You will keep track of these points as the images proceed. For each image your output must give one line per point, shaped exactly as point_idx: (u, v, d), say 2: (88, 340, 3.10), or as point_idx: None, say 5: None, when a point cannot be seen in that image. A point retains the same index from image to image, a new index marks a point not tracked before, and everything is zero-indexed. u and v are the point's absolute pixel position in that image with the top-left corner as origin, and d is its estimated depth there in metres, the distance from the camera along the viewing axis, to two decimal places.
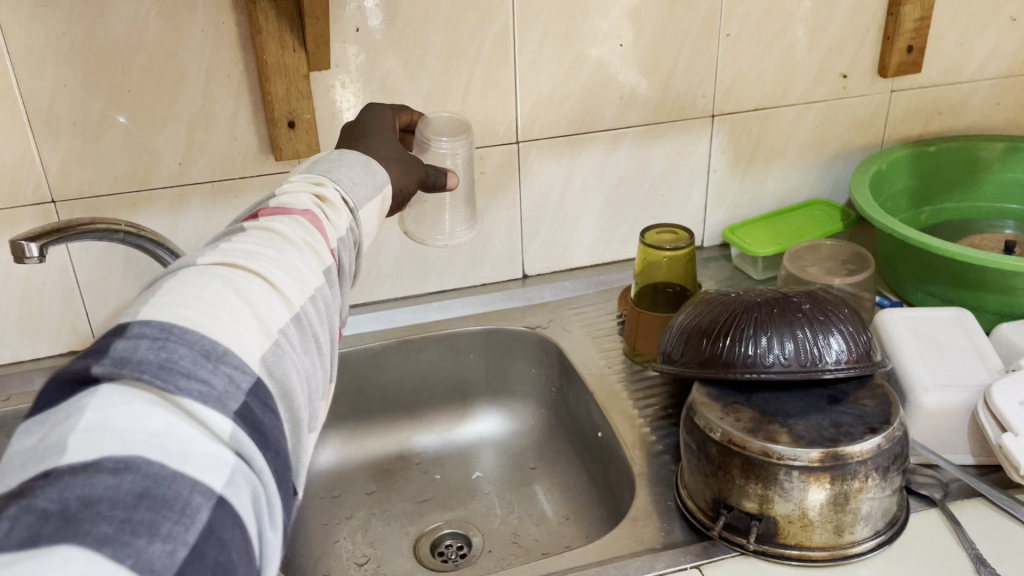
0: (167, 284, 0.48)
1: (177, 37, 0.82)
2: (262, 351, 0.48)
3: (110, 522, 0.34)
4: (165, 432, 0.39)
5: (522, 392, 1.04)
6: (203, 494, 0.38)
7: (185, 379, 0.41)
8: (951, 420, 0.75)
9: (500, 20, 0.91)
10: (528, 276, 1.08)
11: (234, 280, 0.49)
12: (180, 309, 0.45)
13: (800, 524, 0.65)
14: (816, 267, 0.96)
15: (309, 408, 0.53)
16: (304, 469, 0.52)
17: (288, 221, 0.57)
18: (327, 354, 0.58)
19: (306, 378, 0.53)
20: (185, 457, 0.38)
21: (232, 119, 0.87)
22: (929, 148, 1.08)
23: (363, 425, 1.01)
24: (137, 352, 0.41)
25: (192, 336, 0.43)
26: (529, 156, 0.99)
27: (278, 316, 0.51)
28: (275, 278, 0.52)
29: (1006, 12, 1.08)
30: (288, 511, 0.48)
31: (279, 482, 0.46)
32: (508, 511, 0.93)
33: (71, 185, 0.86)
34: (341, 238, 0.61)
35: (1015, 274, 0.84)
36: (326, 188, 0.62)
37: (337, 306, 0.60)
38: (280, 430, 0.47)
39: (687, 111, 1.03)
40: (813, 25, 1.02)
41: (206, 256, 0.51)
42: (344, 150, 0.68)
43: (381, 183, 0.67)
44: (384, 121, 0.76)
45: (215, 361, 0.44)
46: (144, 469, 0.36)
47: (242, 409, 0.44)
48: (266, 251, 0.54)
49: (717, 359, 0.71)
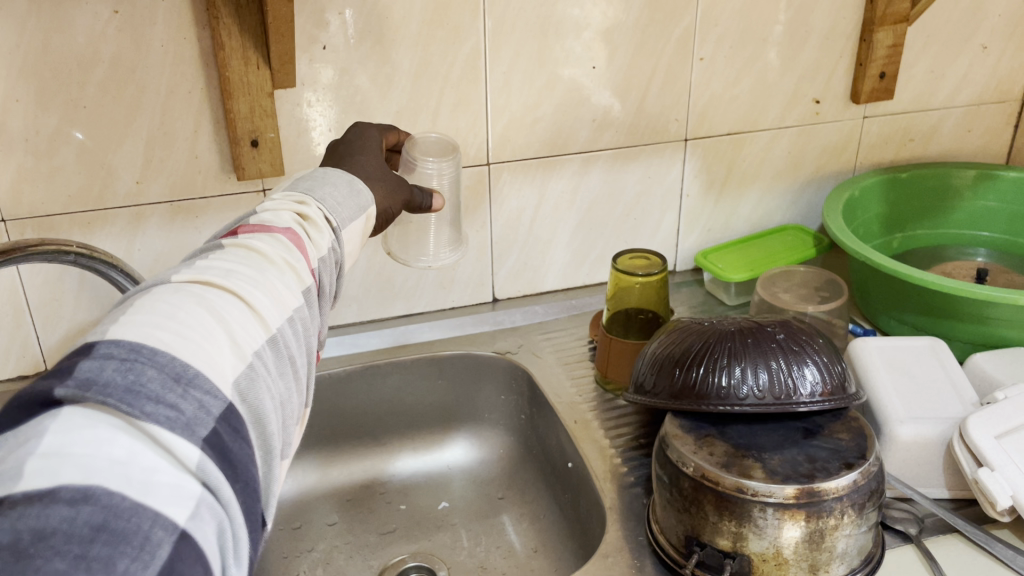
0: (137, 302, 0.45)
1: (137, 52, 0.79)
2: (236, 374, 0.45)
3: (64, 557, 0.31)
4: (128, 461, 0.36)
5: (491, 419, 1.02)
6: (165, 528, 0.35)
7: (152, 404, 0.38)
8: (926, 452, 0.74)
9: (471, 41, 0.89)
10: (498, 300, 1.06)
11: (209, 299, 0.47)
12: (150, 329, 0.42)
13: (775, 562, 0.63)
14: (789, 294, 0.95)
15: (282, 435, 0.50)
16: (275, 500, 0.48)
17: (267, 239, 0.55)
18: (304, 379, 0.55)
19: (280, 404, 0.50)
20: (147, 487, 0.35)
21: (193, 137, 0.85)
22: (902, 174, 1.08)
23: (326, 454, 0.98)
24: (103, 374, 0.38)
25: (162, 359, 0.41)
26: (500, 178, 0.97)
27: (253, 338, 0.48)
28: (252, 298, 0.49)
29: (976, 40, 1.09)
30: (255, 544, 0.45)
31: (247, 514, 0.43)
32: (475, 543, 0.91)
33: (23, 203, 0.82)
34: (322, 258, 0.58)
35: (990, 305, 0.83)
36: (308, 207, 0.60)
37: (316, 328, 0.57)
38: (251, 458, 0.44)
39: (660, 134, 1.02)
40: (787, 49, 1.01)
41: (180, 273, 0.49)
42: (329, 168, 0.66)
43: (365, 203, 0.64)
44: (370, 141, 0.73)
45: (185, 386, 0.41)
46: (103, 500, 0.33)
47: (212, 437, 0.41)
48: (244, 270, 0.51)
49: (690, 390, 0.69)
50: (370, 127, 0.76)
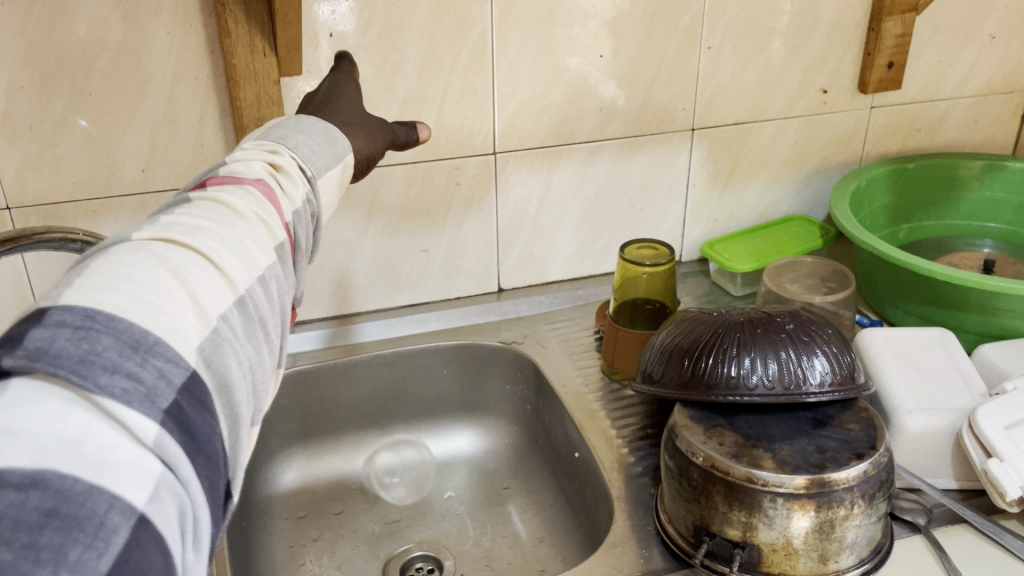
0: (93, 263, 0.42)
1: (141, 40, 0.79)
2: (200, 340, 0.42)
3: (9, 548, 0.29)
4: (82, 437, 0.33)
5: (496, 408, 1.02)
6: (123, 512, 0.33)
7: (108, 374, 0.36)
8: (935, 443, 0.74)
9: (478, 29, 0.88)
10: (503, 290, 1.06)
11: (171, 260, 0.44)
12: (107, 293, 0.39)
13: (785, 552, 0.63)
14: (795, 284, 0.95)
15: (252, 401, 0.48)
16: (242, 469, 0.46)
17: (238, 192, 0.53)
18: (276, 342, 0.52)
19: (250, 369, 0.47)
20: (103, 467, 0.33)
21: (199, 124, 0.84)
22: (909, 164, 1.08)
23: (332, 443, 0.98)
24: (55, 343, 0.35)
25: (118, 325, 0.38)
26: (506, 167, 0.97)
27: (219, 301, 0.45)
28: (217, 256, 0.46)
29: (984, 30, 1.08)
30: (217, 522, 0.42)
31: (210, 490, 0.40)
32: (481, 532, 0.91)
33: (28, 191, 0.82)
34: (297, 212, 0.57)
35: (999, 296, 0.83)
36: (281, 156, 0.58)
37: (290, 286, 0.55)
38: (215, 431, 0.41)
39: (666, 124, 1.01)
40: (794, 38, 1.01)
41: (142, 231, 0.46)
42: (302, 115, 0.64)
43: (341, 151, 0.63)
44: (346, 97, 0.71)
45: (144, 354, 0.38)
46: (53, 484, 0.31)
47: (173, 408, 0.38)
48: (211, 226, 0.48)
49: (699, 380, 0.69)
50: (349, 80, 0.74)
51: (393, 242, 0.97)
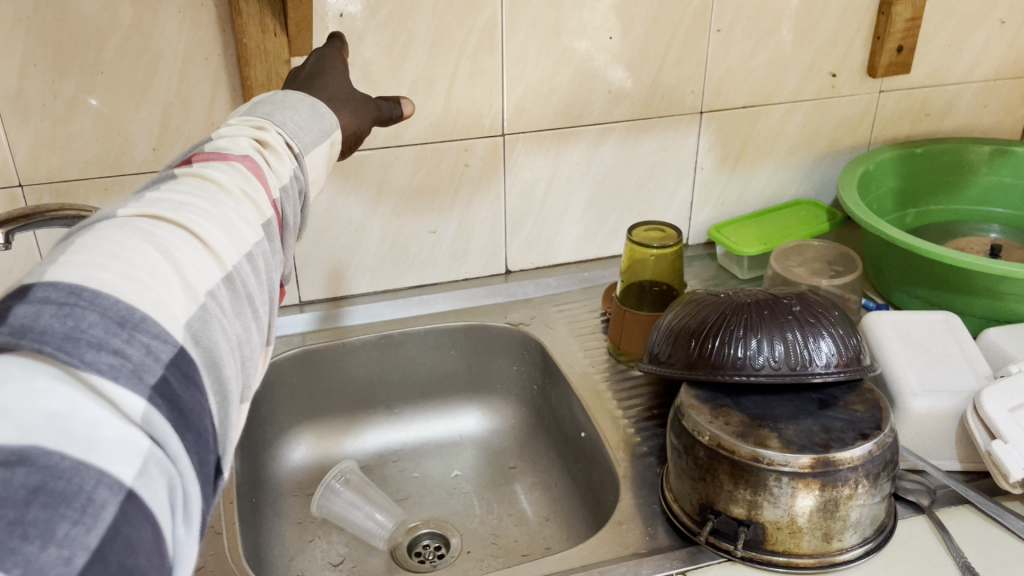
0: (78, 240, 0.41)
1: (152, 19, 0.79)
2: (187, 316, 0.42)
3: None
4: (68, 414, 0.33)
5: (503, 389, 1.03)
6: (111, 487, 0.33)
7: (94, 351, 0.36)
8: (940, 425, 0.74)
9: (488, 10, 0.88)
10: (511, 271, 1.06)
11: (157, 236, 0.43)
12: (92, 270, 0.39)
13: (789, 530, 0.63)
14: (802, 268, 0.95)
15: (241, 378, 0.48)
16: (232, 445, 0.46)
17: (224, 167, 0.52)
18: (265, 319, 0.52)
19: (238, 345, 0.47)
20: (91, 443, 0.33)
21: (209, 103, 0.84)
22: (916, 149, 1.08)
23: (341, 423, 1.00)
24: (40, 320, 0.35)
25: (104, 302, 0.37)
26: (515, 149, 0.97)
27: (206, 277, 0.45)
28: (205, 233, 0.46)
29: (995, 14, 1.08)
30: (207, 500, 0.42)
31: (199, 466, 0.40)
32: (487, 511, 0.91)
33: (40, 169, 0.82)
34: (284, 188, 0.57)
35: (1005, 280, 0.83)
36: (268, 132, 0.58)
37: (278, 263, 0.55)
38: (203, 407, 0.41)
39: (675, 107, 1.01)
40: (804, 22, 1.01)
41: (127, 207, 0.45)
42: (289, 91, 0.64)
43: (329, 128, 0.63)
44: (334, 70, 0.71)
45: (131, 330, 0.38)
46: (41, 461, 0.31)
47: (161, 384, 0.38)
48: (198, 203, 0.48)
49: (706, 361, 0.70)
50: (335, 53, 0.73)
51: (401, 223, 0.97)
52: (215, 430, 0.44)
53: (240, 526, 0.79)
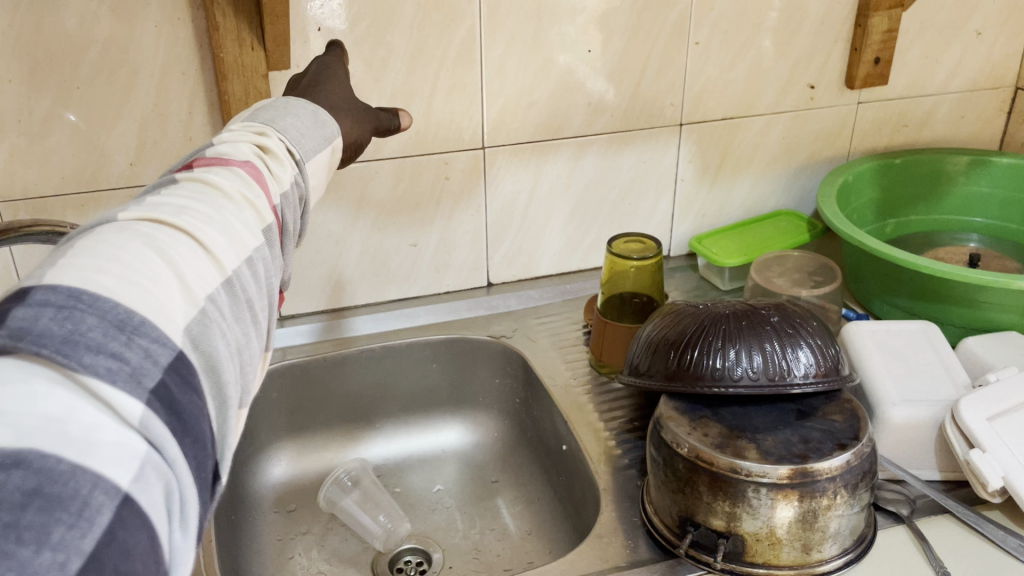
0: (78, 244, 0.41)
1: (130, 33, 0.79)
2: (186, 320, 0.42)
3: None
4: (65, 418, 0.33)
5: (486, 403, 1.02)
6: (107, 492, 0.33)
7: (92, 354, 0.35)
8: (918, 435, 0.74)
9: (467, 23, 0.88)
10: (493, 284, 1.06)
11: (158, 239, 0.43)
12: (92, 273, 0.38)
13: (768, 542, 0.63)
14: (782, 278, 0.96)
15: (240, 383, 0.47)
16: (230, 451, 0.45)
17: (225, 172, 0.52)
18: (264, 324, 0.52)
19: (237, 350, 0.47)
20: (88, 446, 0.33)
21: (188, 118, 0.84)
22: (895, 160, 1.08)
23: (321, 438, 0.99)
24: (38, 323, 0.34)
25: (104, 305, 0.37)
26: (495, 162, 0.97)
27: (206, 281, 0.45)
28: (205, 236, 0.46)
29: (971, 25, 1.09)
30: (204, 506, 0.42)
31: (196, 471, 0.40)
32: (469, 525, 0.91)
33: (17, 184, 0.82)
34: (285, 194, 0.57)
35: (983, 289, 0.84)
36: (269, 138, 0.57)
37: (278, 269, 0.55)
38: (202, 411, 0.41)
39: (655, 119, 1.02)
40: (782, 35, 1.01)
41: (127, 211, 0.45)
42: (290, 99, 0.64)
43: (330, 135, 0.63)
44: (334, 79, 0.71)
45: (130, 334, 0.37)
46: (36, 464, 0.31)
47: (159, 388, 0.38)
48: (199, 207, 0.48)
49: (685, 372, 0.70)
50: (336, 62, 0.74)
51: (382, 236, 0.97)
52: (213, 435, 0.43)
53: (218, 541, 0.78)
